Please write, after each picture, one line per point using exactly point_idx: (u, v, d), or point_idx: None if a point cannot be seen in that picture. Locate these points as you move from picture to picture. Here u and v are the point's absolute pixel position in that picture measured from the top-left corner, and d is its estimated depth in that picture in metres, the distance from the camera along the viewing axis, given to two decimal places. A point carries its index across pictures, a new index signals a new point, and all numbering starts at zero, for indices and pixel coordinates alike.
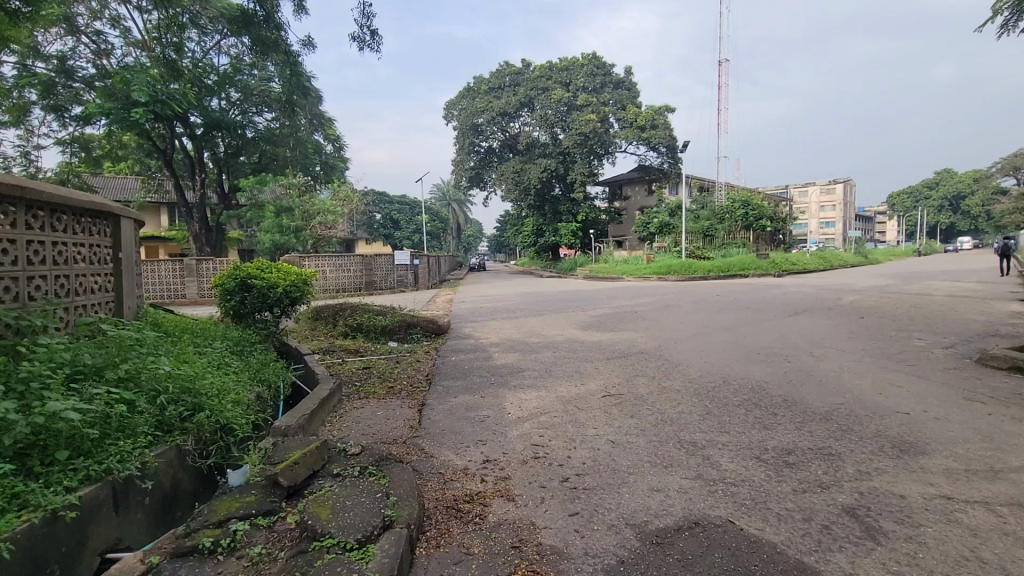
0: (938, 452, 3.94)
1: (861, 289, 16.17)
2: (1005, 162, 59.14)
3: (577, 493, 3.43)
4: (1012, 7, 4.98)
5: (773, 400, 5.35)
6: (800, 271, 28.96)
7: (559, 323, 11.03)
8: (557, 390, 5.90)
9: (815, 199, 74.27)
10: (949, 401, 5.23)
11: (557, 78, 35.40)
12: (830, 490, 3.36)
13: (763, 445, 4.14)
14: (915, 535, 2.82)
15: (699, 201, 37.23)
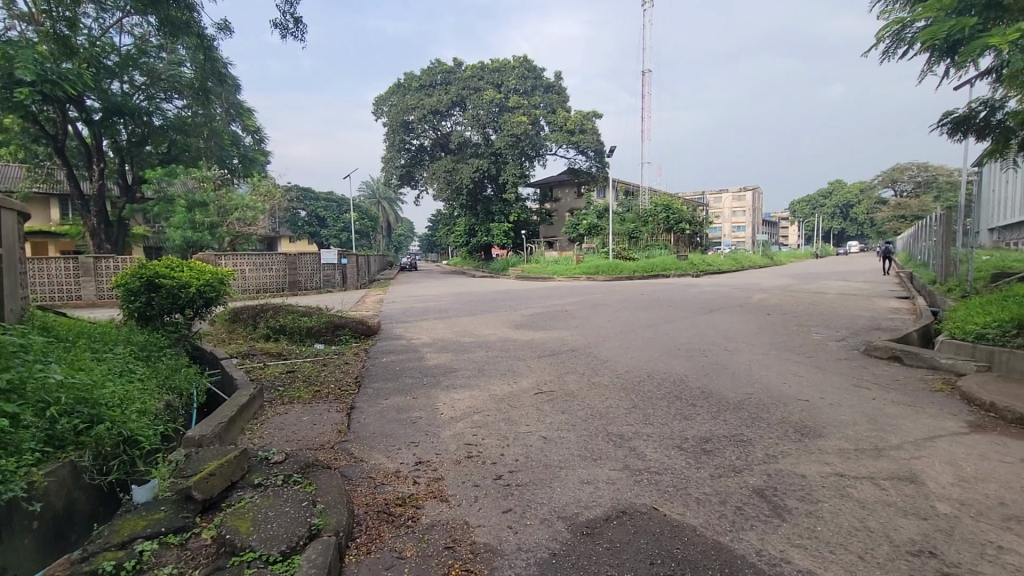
0: (832, 434, 4.38)
1: (768, 288, 17.55)
2: (886, 175, 66.68)
3: (510, 490, 3.47)
4: (892, 36, 5.60)
5: (692, 392, 5.69)
6: (717, 271, 31.00)
7: (492, 322, 11.10)
8: (490, 389, 5.94)
9: (728, 205, 79.81)
10: (841, 388, 5.83)
11: (489, 78, 35.49)
12: (742, 474, 3.63)
13: (684, 435, 4.40)
14: (815, 510, 3.11)
15: (625, 204, 38.85)
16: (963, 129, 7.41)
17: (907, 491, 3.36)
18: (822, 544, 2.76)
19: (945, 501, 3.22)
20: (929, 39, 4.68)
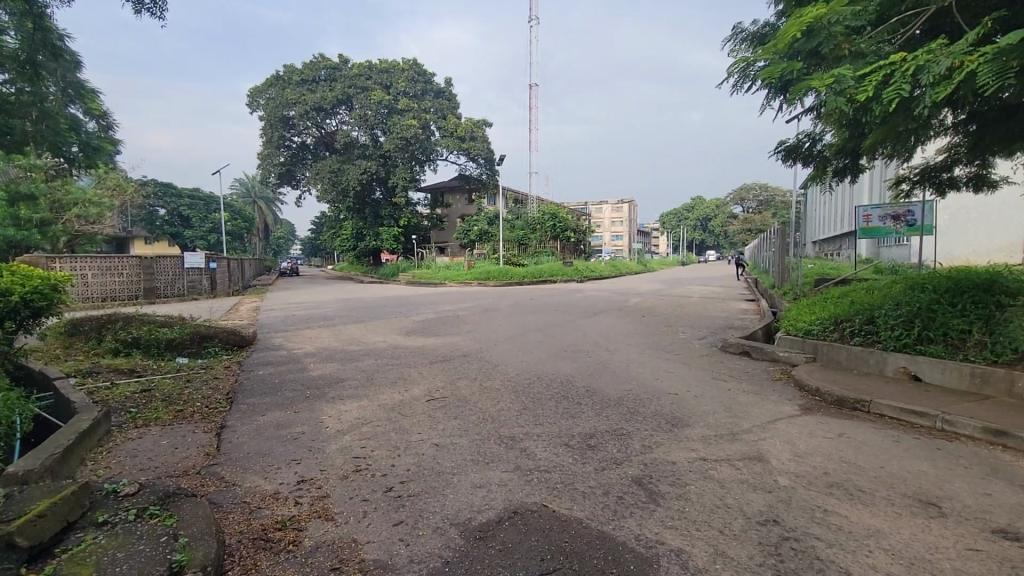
0: (697, 423, 4.89)
1: (643, 293, 19.06)
2: (737, 194, 76.15)
3: (402, 502, 3.39)
4: (740, 71, 6.41)
5: (578, 391, 6.01)
6: (599, 277, 33.05)
7: (381, 329, 10.77)
8: (380, 399, 5.75)
9: (608, 215, 85.68)
10: (703, 381, 6.53)
11: (377, 78, 34.43)
12: (623, 465, 3.92)
13: (570, 433, 4.63)
14: (684, 493, 3.45)
15: (514, 211, 39.94)
16: (793, 155, 8.71)
17: (756, 468, 3.86)
18: (691, 523, 3.07)
19: (784, 474, 3.75)
20: (768, 77, 5.44)
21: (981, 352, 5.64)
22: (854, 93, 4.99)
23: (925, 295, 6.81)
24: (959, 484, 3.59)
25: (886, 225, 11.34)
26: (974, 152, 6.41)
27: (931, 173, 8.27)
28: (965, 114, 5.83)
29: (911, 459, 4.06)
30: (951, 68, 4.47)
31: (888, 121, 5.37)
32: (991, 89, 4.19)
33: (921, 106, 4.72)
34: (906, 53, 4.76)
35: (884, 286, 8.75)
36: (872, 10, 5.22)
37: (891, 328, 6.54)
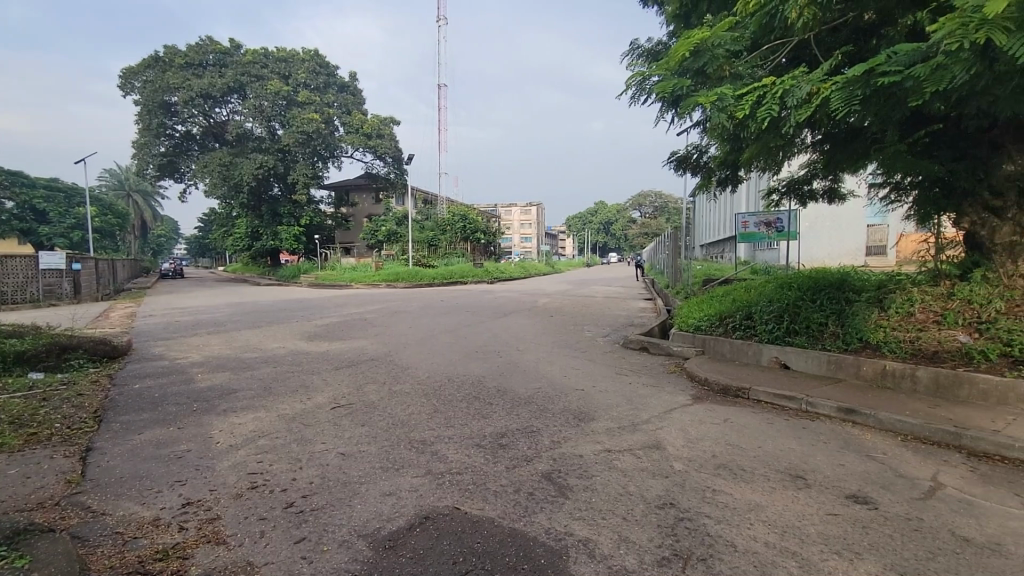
0: (602, 417, 5.13)
1: (551, 294, 19.65)
2: (636, 200, 81.08)
3: (304, 517, 3.20)
4: (638, 85, 6.82)
5: (489, 391, 6.05)
6: (509, 278, 33.54)
7: (281, 334, 10.10)
8: (278, 409, 5.38)
9: (517, 217, 87.27)
10: (607, 376, 6.88)
11: (274, 67, 32.27)
12: (533, 461, 4.01)
13: (481, 433, 4.65)
14: (590, 484, 3.61)
15: (423, 212, 39.37)
16: (684, 166, 9.47)
17: (654, 456, 4.13)
18: (597, 513, 3.21)
19: (679, 460, 4.06)
20: (661, 92, 5.87)
21: (835, 341, 6.49)
22: (733, 111, 5.53)
23: (791, 292, 7.70)
24: (820, 458, 4.11)
25: (760, 230, 12.68)
26: (828, 168, 7.37)
27: (795, 184, 9.38)
28: (821, 134, 6.70)
29: (783, 438, 4.58)
30: (810, 93, 5.12)
31: (761, 138, 6.02)
32: (841, 113, 4.85)
33: (787, 125, 5.34)
34: (775, 78, 5.36)
35: (759, 284, 9.78)
36: (747, 37, 5.81)
37: (765, 322, 7.32)
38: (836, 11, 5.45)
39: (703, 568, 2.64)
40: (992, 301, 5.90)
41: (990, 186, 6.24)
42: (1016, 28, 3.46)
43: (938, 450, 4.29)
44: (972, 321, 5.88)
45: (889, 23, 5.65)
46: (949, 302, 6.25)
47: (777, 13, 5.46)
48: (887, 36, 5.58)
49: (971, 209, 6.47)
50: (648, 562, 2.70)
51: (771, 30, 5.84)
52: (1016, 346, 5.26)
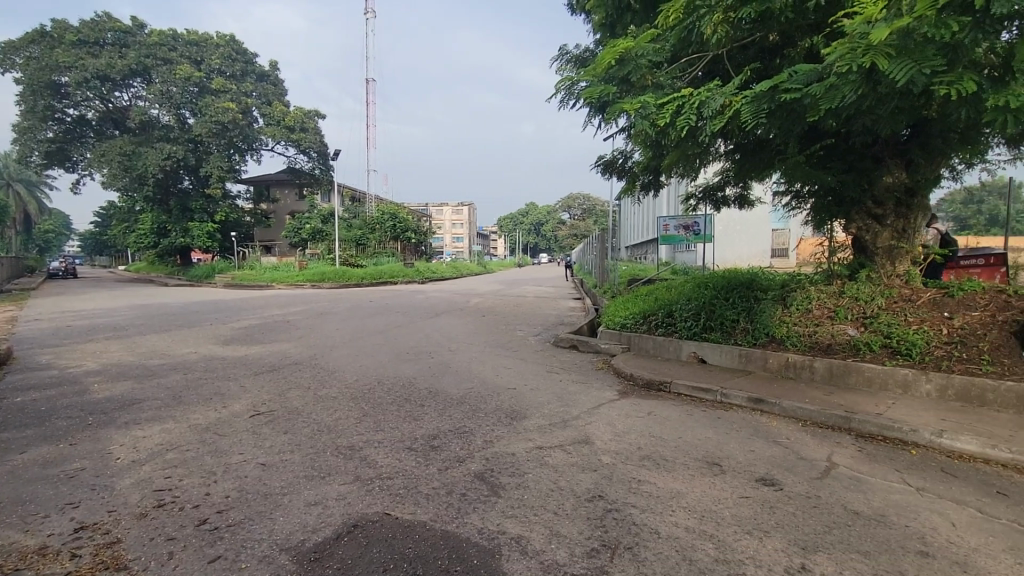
0: (534, 415, 5.21)
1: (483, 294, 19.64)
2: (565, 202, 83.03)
3: (219, 534, 2.98)
4: (566, 89, 6.99)
5: (420, 393, 5.96)
6: (440, 278, 33.18)
7: (193, 338, 9.38)
8: (190, 419, 4.99)
9: (448, 217, 86.58)
10: (538, 374, 6.99)
11: (184, 50, 29.85)
12: (466, 462, 4.00)
13: (413, 435, 4.58)
14: (522, 482, 3.65)
15: (351, 210, 38.04)
16: (610, 170, 9.84)
17: (583, 451, 4.26)
18: (529, 509, 3.26)
19: (606, 453, 4.21)
20: (589, 97, 6.05)
21: (746, 337, 7.00)
22: (655, 119, 5.82)
23: (707, 291, 8.22)
24: (733, 445, 4.42)
25: (680, 233, 13.43)
26: (739, 176, 7.93)
27: (710, 190, 10.02)
28: (733, 144, 7.20)
29: (700, 428, 4.87)
30: (723, 105, 5.49)
31: (680, 146, 6.38)
32: (750, 125, 5.24)
33: (703, 134, 5.69)
34: (692, 89, 5.70)
35: (679, 284, 10.35)
36: (667, 49, 6.13)
37: (685, 320, 7.76)
38: (745, 30, 5.89)
39: (630, 556, 2.75)
40: (876, 298, 6.60)
41: (873, 196, 6.99)
42: (893, 55, 3.90)
43: (833, 433, 4.74)
44: (860, 316, 6.54)
45: (790, 45, 6.19)
46: (841, 299, 6.91)
47: (694, 29, 5.81)
48: (789, 56, 6.11)
49: (859, 216, 7.20)
50: (579, 554, 2.78)
51: (688, 45, 6.20)
52: (895, 338, 5.93)
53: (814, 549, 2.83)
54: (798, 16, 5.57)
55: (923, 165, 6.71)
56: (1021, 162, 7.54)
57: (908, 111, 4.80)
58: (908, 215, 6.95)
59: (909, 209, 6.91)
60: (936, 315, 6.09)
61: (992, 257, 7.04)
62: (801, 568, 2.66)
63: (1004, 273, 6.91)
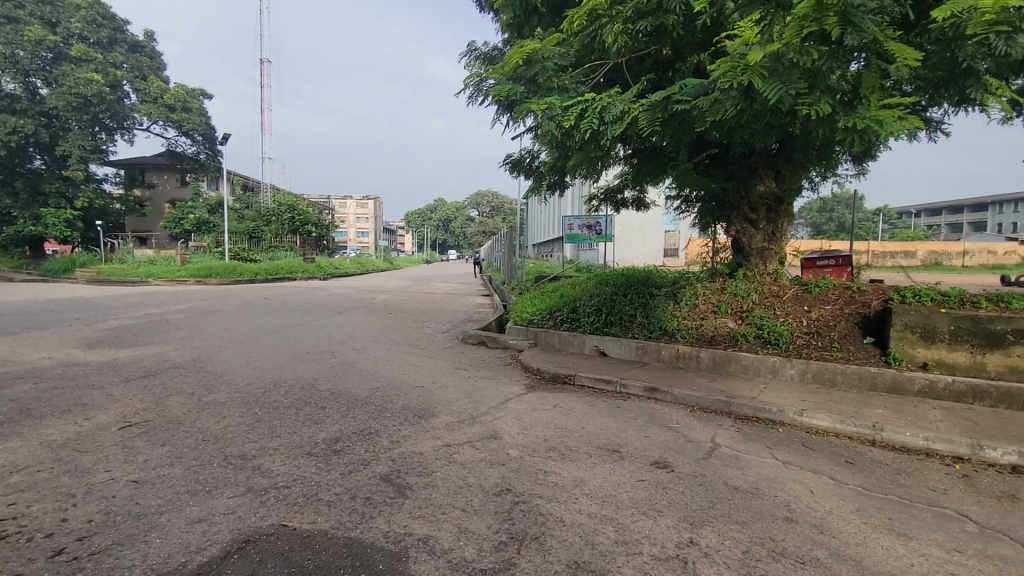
0: (441, 412, 5.17)
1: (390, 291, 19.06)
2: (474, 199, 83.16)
3: (79, 565, 2.62)
4: (475, 86, 6.99)
5: (321, 395, 5.67)
6: (344, 273, 31.75)
7: (47, 341, 8.13)
8: (42, 435, 4.32)
9: (353, 210, 83.11)
10: (447, 372, 6.94)
11: (33, 9, 25.35)
12: (370, 464, 3.86)
13: (313, 440, 4.33)
14: (430, 481, 3.60)
15: (242, 200, 35.17)
16: (518, 168, 10.01)
17: (491, 446, 4.29)
18: (437, 508, 3.22)
19: (514, 447, 4.28)
20: (497, 95, 6.09)
21: (643, 330, 7.48)
22: (561, 120, 6.00)
23: (608, 288, 8.65)
24: (631, 432, 4.70)
25: (583, 232, 14.02)
26: (636, 180, 8.43)
27: (610, 193, 10.57)
28: (631, 149, 7.64)
29: (602, 417, 5.13)
30: (623, 112, 5.79)
31: (584, 148, 6.64)
32: (646, 132, 5.59)
33: (605, 138, 5.97)
34: (595, 94, 5.96)
35: (582, 281, 10.81)
36: (572, 54, 6.35)
37: (587, 315, 8.11)
38: (642, 43, 6.26)
39: (536, 546, 2.82)
40: (751, 294, 7.33)
41: (750, 202, 7.78)
42: (766, 76, 4.36)
43: (716, 416, 5.21)
44: (738, 309, 7.24)
45: (681, 60, 6.68)
46: (722, 294, 7.58)
47: (596, 36, 6.07)
48: (680, 71, 6.59)
49: (737, 220, 7.97)
50: (486, 549, 2.80)
51: (591, 52, 6.47)
52: (766, 329, 6.64)
53: (701, 524, 3.09)
54: (688, 34, 6.02)
55: (789, 177, 7.58)
56: (863, 177, 8.77)
57: (778, 127, 5.39)
58: (776, 221, 7.82)
59: (778, 215, 7.79)
60: (799, 308, 6.90)
61: (840, 258, 8.06)
62: (690, 542, 2.89)
63: (850, 272, 7.97)
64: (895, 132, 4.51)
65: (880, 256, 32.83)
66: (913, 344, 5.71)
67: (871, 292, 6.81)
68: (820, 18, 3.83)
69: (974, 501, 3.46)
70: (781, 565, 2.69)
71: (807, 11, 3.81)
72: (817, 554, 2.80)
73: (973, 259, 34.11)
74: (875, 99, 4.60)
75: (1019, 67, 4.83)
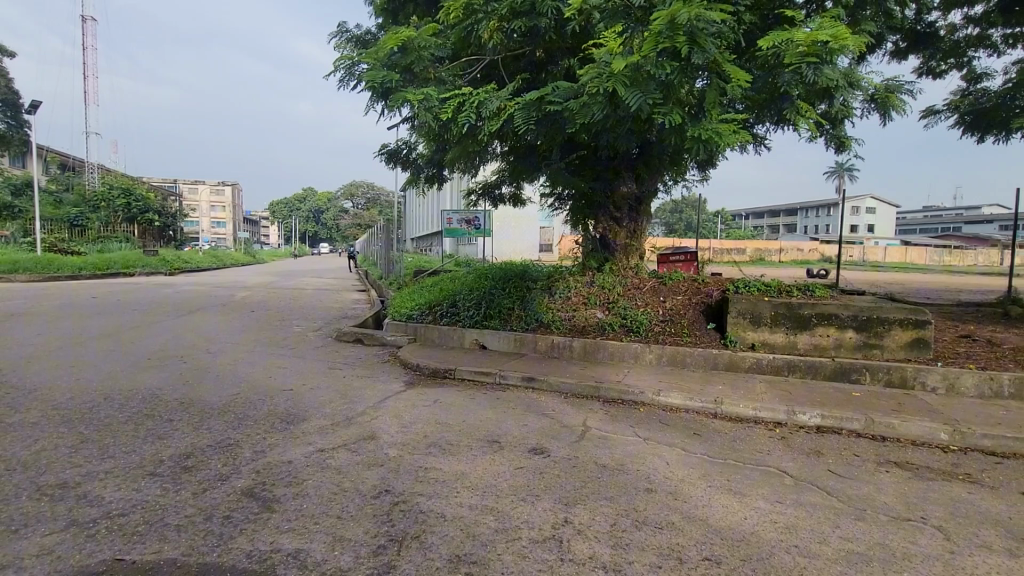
0: (313, 416, 4.84)
1: (254, 287, 17.40)
2: (348, 190, 79.14)
3: None
4: (347, 68, 6.62)
5: (168, 406, 4.99)
6: (196, 268, 28.26)
7: None
8: None
9: (206, 198, 74.28)
10: (318, 372, 6.52)
11: None
12: (229, 479, 3.49)
13: (157, 459, 3.79)
14: (300, 491, 3.36)
15: (59, 181, 29.58)
16: (394, 159, 9.74)
17: (368, 447, 4.13)
18: (308, 519, 3.02)
19: (393, 446, 4.16)
20: (370, 81, 5.83)
21: (520, 323, 7.72)
22: (438, 112, 5.94)
23: (487, 282, 8.79)
24: (510, 422, 4.83)
25: (461, 227, 14.06)
26: (512, 176, 8.65)
27: (488, 189, 10.72)
28: (507, 146, 7.81)
29: (481, 409, 5.20)
30: (499, 108, 5.90)
31: (462, 142, 6.63)
32: (522, 130, 5.76)
33: (482, 133, 6.03)
34: (472, 89, 5.99)
35: (461, 275, 10.86)
36: (449, 46, 6.30)
37: (467, 309, 8.16)
38: (517, 42, 6.42)
39: (417, 545, 2.77)
40: (616, 286, 7.93)
41: (614, 202, 8.41)
42: (628, 84, 4.71)
43: (587, 401, 5.57)
44: (605, 301, 7.79)
45: (553, 63, 6.97)
46: (591, 287, 8.09)
47: (472, 30, 6.09)
48: (552, 73, 6.88)
49: (604, 218, 8.57)
50: (364, 555, 2.68)
51: (468, 45, 6.49)
52: (629, 319, 7.24)
53: (574, 503, 3.28)
54: (559, 38, 6.31)
55: (647, 179, 8.31)
56: (707, 183, 9.92)
57: (638, 134, 5.88)
58: (637, 219, 8.55)
59: (638, 214, 8.52)
60: (656, 299, 7.62)
61: (689, 254, 9.02)
62: (565, 521, 3.06)
63: (697, 266, 8.96)
64: (730, 144, 5.17)
65: (721, 252, 37.57)
66: (745, 329, 6.62)
67: (713, 284, 7.75)
68: (672, 36, 4.23)
69: (790, 459, 4.12)
70: (643, 532, 2.95)
71: (662, 28, 4.19)
72: (673, 518, 3.12)
73: (787, 255, 40.57)
74: (715, 113, 5.23)
75: (820, 95, 5.82)
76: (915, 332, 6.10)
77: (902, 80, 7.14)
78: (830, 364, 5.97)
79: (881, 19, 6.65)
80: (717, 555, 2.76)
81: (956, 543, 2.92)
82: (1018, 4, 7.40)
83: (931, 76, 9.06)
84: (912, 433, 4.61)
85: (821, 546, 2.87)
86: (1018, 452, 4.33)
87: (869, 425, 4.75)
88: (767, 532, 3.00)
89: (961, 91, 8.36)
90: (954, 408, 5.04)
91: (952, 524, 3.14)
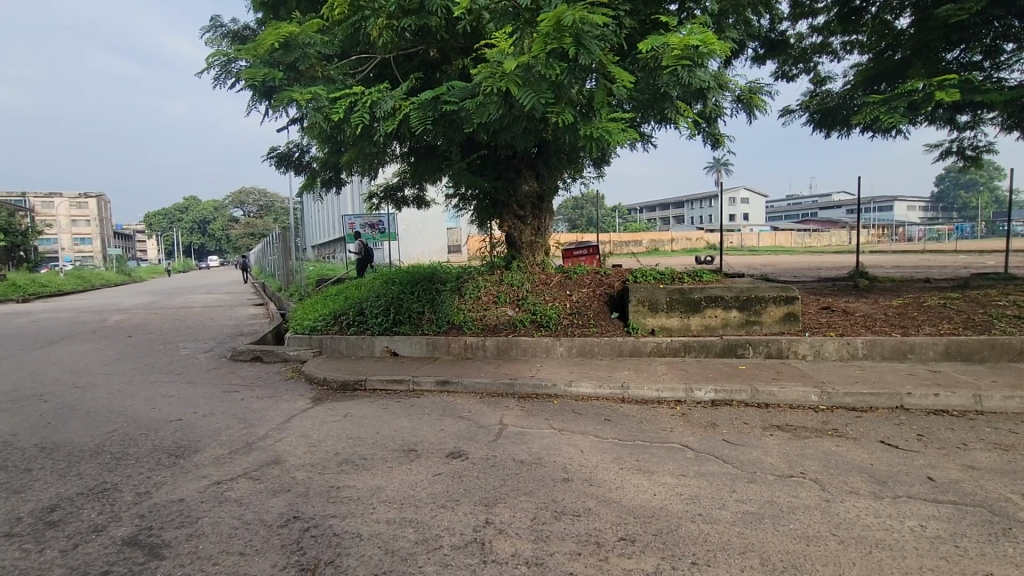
0: (206, 446, 4.41)
1: (131, 308, 15.65)
2: (237, 198, 73.53)
3: None
4: (222, 66, 6.11)
5: (25, 453, 4.29)
6: (57, 292, 24.67)
7: None
8: None
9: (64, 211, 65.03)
10: (211, 397, 5.94)
11: None
12: (108, 529, 3.07)
13: (14, 516, 3.24)
14: (194, 531, 3.03)
15: None
16: (285, 163, 9.28)
17: (273, 473, 3.83)
18: (205, 561, 2.73)
19: (301, 469, 3.90)
20: (250, 79, 5.42)
21: (431, 326, 7.58)
22: (329, 113, 5.67)
23: (394, 286, 8.54)
24: (426, 428, 4.74)
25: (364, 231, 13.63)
26: (413, 178, 8.46)
27: (390, 192, 10.44)
28: (406, 147, 7.64)
29: (395, 419, 5.04)
30: (393, 108, 5.76)
31: (357, 144, 6.36)
32: (418, 130, 5.66)
33: (377, 134, 5.85)
34: (364, 88, 5.80)
35: (366, 282, 10.46)
36: (337, 43, 6.05)
37: (375, 315, 7.87)
38: (408, 40, 6.30)
39: (331, 571, 2.61)
40: (524, 283, 8.06)
41: (517, 200, 8.55)
42: (521, 84, 4.77)
43: (503, 399, 5.60)
44: (515, 297, 7.89)
45: (447, 63, 6.94)
46: (500, 285, 8.16)
47: (360, 28, 5.87)
48: (446, 72, 6.83)
49: (508, 216, 8.66)
50: None
51: (356, 43, 6.26)
52: (539, 313, 7.40)
53: (495, 503, 3.28)
54: (450, 37, 6.27)
55: (547, 177, 8.51)
56: (602, 180, 10.36)
57: (534, 133, 5.98)
58: (541, 217, 8.74)
59: (541, 212, 8.72)
60: (563, 293, 7.85)
61: (592, 248, 9.34)
62: (487, 522, 3.04)
63: (599, 260, 9.30)
64: (620, 141, 5.42)
65: (619, 244, 39.93)
66: (645, 315, 7.03)
67: (614, 275, 8.13)
68: (559, 37, 4.38)
69: (690, 433, 4.44)
70: (563, 523, 3.01)
71: (549, 29, 4.34)
72: (589, 504, 3.23)
73: (678, 245, 43.85)
74: (604, 111, 5.45)
75: (695, 96, 6.25)
76: (786, 307, 6.84)
77: (762, 83, 7.94)
78: (720, 342, 6.52)
79: (742, 27, 7.35)
80: (632, 534, 2.89)
81: (829, 492, 3.32)
82: (853, 14, 8.58)
83: (785, 79, 10.16)
84: (790, 398, 5.16)
85: (720, 511, 3.11)
86: (872, 405, 5.01)
87: (754, 394, 5.24)
88: (674, 504, 3.20)
89: (810, 93, 9.49)
90: (821, 372, 5.73)
91: (826, 475, 3.56)
